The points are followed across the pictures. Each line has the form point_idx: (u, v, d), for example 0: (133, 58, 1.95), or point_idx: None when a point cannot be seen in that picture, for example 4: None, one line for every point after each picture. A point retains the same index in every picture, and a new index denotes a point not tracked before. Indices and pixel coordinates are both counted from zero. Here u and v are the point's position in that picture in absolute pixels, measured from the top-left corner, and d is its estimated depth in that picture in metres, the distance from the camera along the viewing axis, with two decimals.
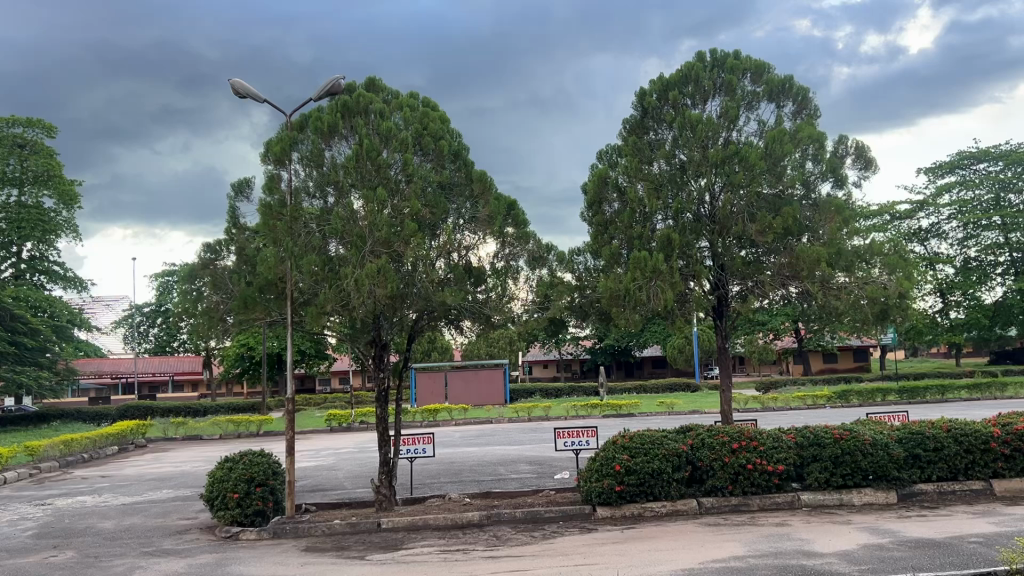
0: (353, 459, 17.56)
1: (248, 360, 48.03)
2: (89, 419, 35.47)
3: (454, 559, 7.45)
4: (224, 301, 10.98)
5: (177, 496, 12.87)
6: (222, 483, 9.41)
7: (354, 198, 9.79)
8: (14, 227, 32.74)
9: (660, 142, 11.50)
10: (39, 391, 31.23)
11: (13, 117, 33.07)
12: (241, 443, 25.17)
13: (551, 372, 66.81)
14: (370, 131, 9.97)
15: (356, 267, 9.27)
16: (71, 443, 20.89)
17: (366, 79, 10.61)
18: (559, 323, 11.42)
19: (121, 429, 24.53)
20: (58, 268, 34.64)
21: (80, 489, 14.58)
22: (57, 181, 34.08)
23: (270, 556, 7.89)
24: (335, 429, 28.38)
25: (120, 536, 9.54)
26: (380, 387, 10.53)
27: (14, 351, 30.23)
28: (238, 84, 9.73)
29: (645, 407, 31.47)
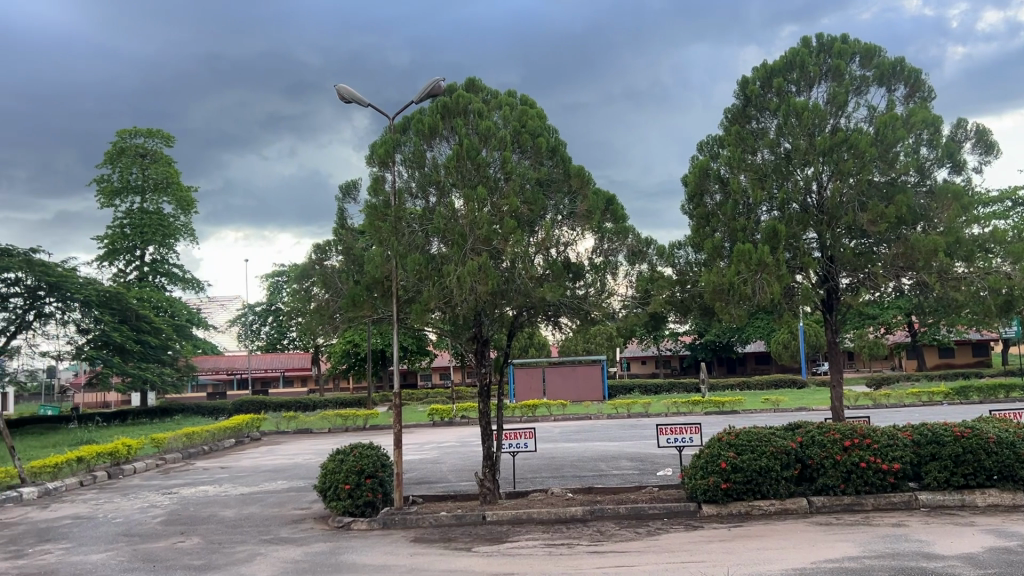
0: (455, 453, 17.90)
1: (354, 356, 49.53)
2: (208, 413, 37.34)
3: (560, 553, 7.51)
4: (333, 299, 11.36)
5: (292, 487, 13.43)
6: (334, 474, 9.76)
7: (455, 197, 9.98)
8: (137, 231, 34.77)
9: (763, 130, 11.24)
10: (163, 386, 33.06)
11: (135, 128, 35.20)
12: (348, 436, 26.00)
13: (650, 368, 66.10)
14: (470, 131, 10.12)
15: (458, 265, 9.46)
16: (193, 435, 22.06)
17: (466, 79, 10.77)
18: (659, 318, 11.21)
19: (237, 423, 25.74)
20: (177, 270, 36.55)
21: (202, 479, 15.40)
22: (175, 188, 35.89)
23: (380, 546, 8.14)
24: (438, 424, 28.96)
25: (241, 525, 10.01)
26: (482, 383, 10.66)
27: (140, 349, 32.06)
28: (344, 89, 10.08)
29: (748, 404, 30.75)
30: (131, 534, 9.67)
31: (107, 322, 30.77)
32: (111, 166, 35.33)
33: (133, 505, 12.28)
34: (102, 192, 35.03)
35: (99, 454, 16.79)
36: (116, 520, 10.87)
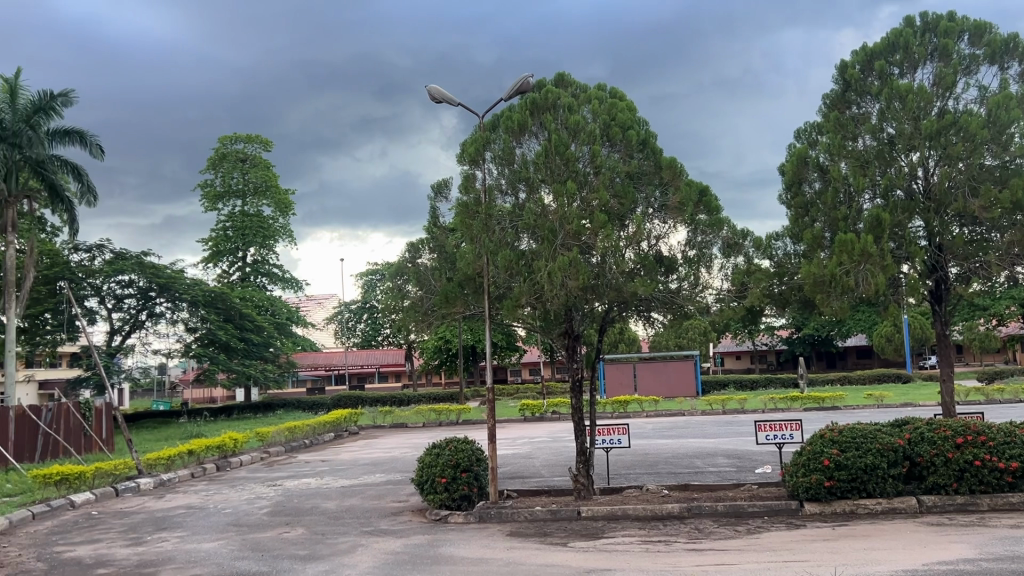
0: (548, 448, 17.92)
1: (446, 352, 50.30)
2: (307, 408, 38.57)
3: (657, 550, 7.42)
4: (427, 296, 11.54)
5: (389, 481, 13.75)
6: (431, 467, 9.92)
7: (545, 193, 10.00)
8: (239, 233, 36.18)
9: (864, 116, 10.83)
10: (265, 381, 34.35)
11: (236, 134, 36.56)
12: (443, 431, 26.44)
13: (745, 364, 64.69)
14: (559, 126, 10.09)
15: (549, 261, 9.48)
16: (295, 429, 22.84)
17: (555, 75, 10.75)
18: (756, 312, 10.94)
19: (336, 417, 26.48)
20: (278, 270, 37.83)
21: (305, 472, 15.94)
22: (274, 192, 37.09)
23: (477, 538, 8.25)
24: (529, 420, 29.11)
25: (342, 516, 10.31)
26: (575, 378, 10.62)
27: (243, 346, 33.37)
28: (434, 89, 10.23)
29: (850, 400, 29.70)
30: (240, 524, 10.09)
31: (213, 320, 32.19)
32: (214, 171, 36.87)
33: (240, 497, 12.80)
34: (206, 196, 36.60)
35: (208, 447, 17.56)
36: (225, 510, 11.36)
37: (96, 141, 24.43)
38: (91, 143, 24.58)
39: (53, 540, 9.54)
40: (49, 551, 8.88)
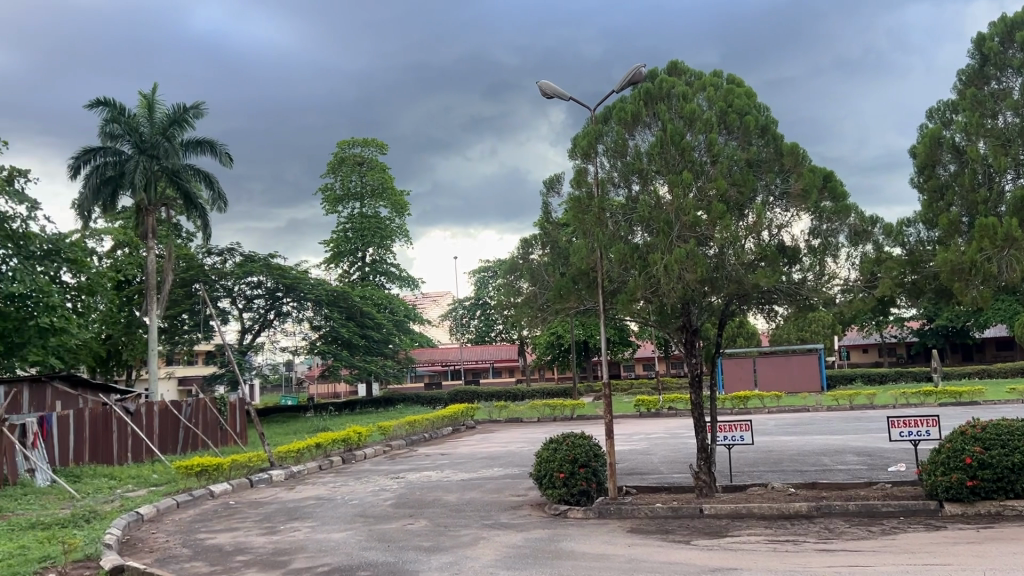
0: (666, 445, 17.68)
1: (560, 347, 50.47)
2: (426, 403, 39.44)
3: (785, 550, 7.19)
4: (541, 292, 11.58)
5: (507, 475, 13.91)
6: (549, 462, 9.96)
7: (660, 184, 9.83)
8: (359, 234, 37.42)
9: (1005, 91, 10.14)
10: (385, 376, 35.33)
11: (353, 138, 37.77)
12: (558, 426, 26.59)
13: (872, 357, 61.89)
14: (674, 116, 9.91)
15: (665, 254, 9.32)
16: (415, 423, 23.45)
17: (669, 64, 10.54)
18: (886, 303, 10.41)
19: (453, 412, 26.95)
20: (395, 269, 38.84)
21: (426, 465, 16.32)
22: (391, 193, 38.10)
23: (598, 534, 8.22)
24: (645, 415, 28.80)
25: (463, 509, 10.49)
26: (693, 373, 10.39)
27: (364, 343, 34.44)
28: (546, 85, 10.25)
29: (991, 394, 27.91)
30: (366, 515, 10.43)
31: (335, 318, 33.46)
32: (334, 175, 38.26)
33: (366, 488, 13.23)
34: (327, 200, 38.04)
35: (334, 441, 18.24)
36: (352, 502, 11.77)
37: (225, 151, 25.77)
38: (220, 152, 25.94)
39: (197, 528, 10.13)
40: (193, 537, 9.43)
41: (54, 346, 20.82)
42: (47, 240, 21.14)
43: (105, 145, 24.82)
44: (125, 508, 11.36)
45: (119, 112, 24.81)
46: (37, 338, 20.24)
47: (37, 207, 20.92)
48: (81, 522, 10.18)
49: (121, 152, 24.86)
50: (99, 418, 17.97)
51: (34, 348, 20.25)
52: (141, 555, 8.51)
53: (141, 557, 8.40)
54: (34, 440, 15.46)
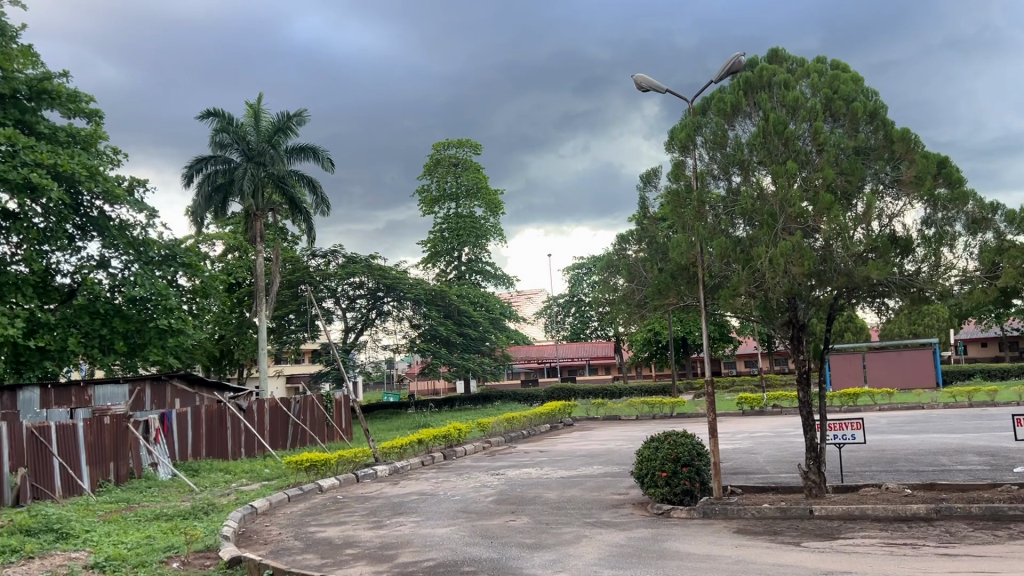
0: (772, 443, 17.19)
1: (657, 343, 49.90)
2: (523, 400, 39.62)
3: (902, 554, 6.88)
4: (639, 288, 11.43)
5: (608, 473, 13.82)
6: (650, 461, 9.84)
7: (762, 175, 9.58)
8: (455, 234, 37.92)
9: None
10: (482, 373, 35.67)
11: (448, 140, 38.26)
12: (657, 424, 26.26)
13: (992, 352, 58.58)
14: (775, 104, 9.62)
15: (770, 247, 9.07)
16: (513, 420, 23.61)
17: (769, 51, 10.22)
18: (1010, 294, 9.79)
19: (551, 409, 26.97)
20: (490, 267, 39.17)
21: (526, 462, 16.37)
22: (485, 193, 38.40)
23: (703, 535, 8.07)
24: (748, 413, 28.10)
25: (565, 507, 10.47)
26: (801, 369, 10.05)
27: (461, 340, 34.87)
28: (642, 78, 10.12)
29: None
30: (469, 511, 10.55)
31: (434, 317, 34.01)
32: (430, 176, 38.89)
33: (467, 485, 13.40)
34: (424, 201, 38.73)
35: (436, 437, 18.57)
36: (454, 497, 11.94)
37: (326, 156, 26.55)
38: (322, 158, 26.75)
39: (307, 521, 10.49)
40: (304, 531, 9.76)
41: (172, 347, 21.89)
42: (164, 245, 22.32)
43: (214, 154, 25.94)
44: (240, 502, 11.86)
45: (228, 122, 25.89)
46: (157, 338, 21.39)
47: (155, 214, 22.05)
48: (201, 514, 10.68)
49: (230, 159, 25.94)
50: (215, 416, 18.82)
51: (154, 348, 21.38)
52: (256, 547, 8.87)
53: (256, 549, 8.75)
54: (156, 435, 16.30)
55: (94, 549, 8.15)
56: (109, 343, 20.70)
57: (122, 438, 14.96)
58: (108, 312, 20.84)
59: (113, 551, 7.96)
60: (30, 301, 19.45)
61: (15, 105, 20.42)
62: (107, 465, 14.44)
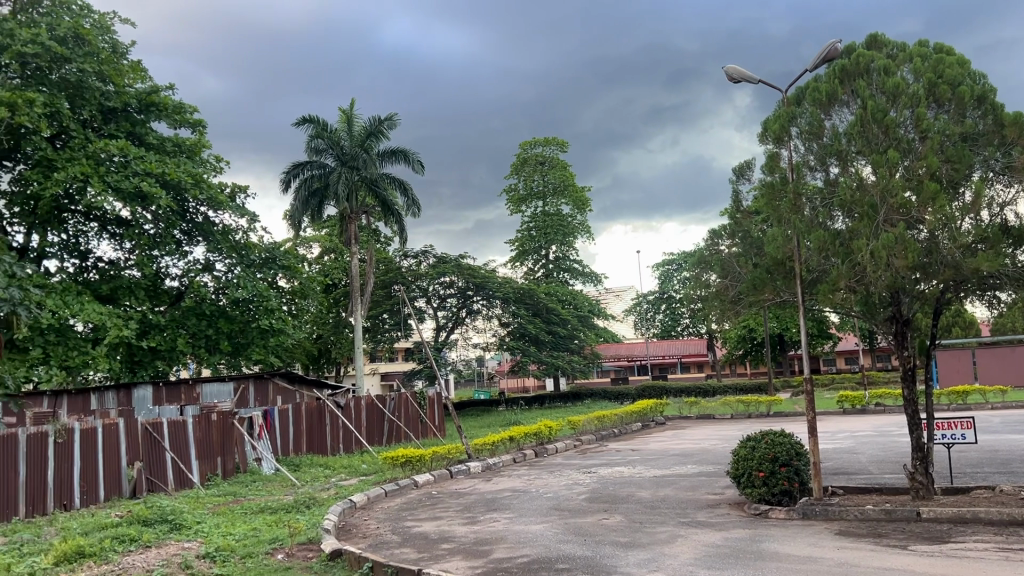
0: (875, 443, 16.58)
1: (751, 340, 48.79)
2: (614, 398, 39.41)
3: (1018, 560, 6.52)
4: (733, 284, 11.22)
5: (702, 472, 13.61)
6: (747, 460, 9.65)
7: (862, 165, 9.26)
8: (542, 233, 38.07)
9: None
10: (572, 372, 35.65)
11: (535, 138, 38.38)
12: (754, 423, 25.67)
13: None
14: (875, 91, 9.26)
15: (870, 240, 8.75)
16: (604, 419, 23.50)
17: (868, 37, 9.84)
18: None
19: (643, 407, 26.73)
20: (578, 265, 39.08)
21: (618, 460, 16.28)
22: (572, 190, 38.32)
23: (804, 536, 7.85)
24: (849, 412, 27.15)
25: (658, 506, 10.37)
26: (906, 365, 9.66)
27: (551, 338, 34.92)
28: (733, 69, 9.92)
29: None
30: (562, 509, 10.58)
31: (523, 316, 34.17)
32: (517, 175, 39.14)
33: (560, 482, 13.43)
34: (512, 200, 39.05)
35: (527, 434, 18.69)
36: (546, 495, 11.97)
37: (416, 157, 27.03)
38: (413, 160, 27.23)
39: (403, 516, 10.72)
40: (401, 526, 9.98)
41: (273, 346, 22.67)
42: (264, 248, 23.18)
43: (310, 159, 26.78)
44: (339, 496, 12.22)
45: (323, 128, 26.70)
46: (258, 338, 22.22)
47: (256, 219, 22.92)
48: (302, 508, 11.06)
49: (325, 164, 26.71)
50: (315, 412, 19.45)
51: (256, 348, 22.19)
52: (356, 540, 9.11)
53: (356, 542, 9.00)
54: (259, 431, 16.95)
55: (204, 540, 8.55)
56: (214, 343, 21.61)
57: (228, 433, 15.62)
58: (214, 313, 21.81)
59: (222, 541, 8.34)
60: (141, 303, 20.56)
61: (126, 118, 21.63)
62: (215, 460, 15.11)
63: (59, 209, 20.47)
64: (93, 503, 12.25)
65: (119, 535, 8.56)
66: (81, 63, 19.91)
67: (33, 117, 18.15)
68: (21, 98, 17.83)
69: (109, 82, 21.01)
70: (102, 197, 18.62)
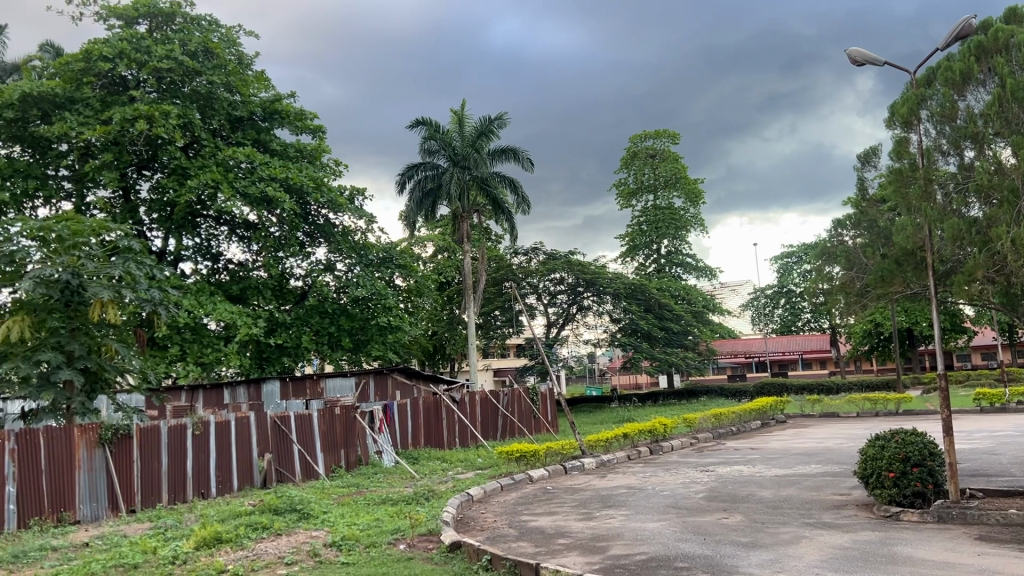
0: (1018, 444, 15.50)
1: (878, 335, 46.66)
2: (731, 395, 38.46)
3: None
4: (859, 276, 10.89)
5: (827, 472, 13.11)
6: (876, 460, 9.23)
7: (1000, 148, 8.69)
8: (653, 227, 37.63)
9: None
10: (687, 369, 35.03)
11: (645, 132, 37.94)
12: (882, 421, 24.49)
13: None
14: (1014, 68, 8.60)
15: (1011, 226, 8.17)
16: (720, 416, 23.00)
17: (1006, 11, 9.17)
18: None
19: (762, 405, 25.95)
20: (691, 259, 38.34)
21: (737, 459, 15.88)
22: (684, 182, 37.57)
23: (939, 540, 7.44)
24: (987, 411, 25.52)
25: (781, 506, 10.07)
26: None
27: (663, 335, 34.40)
28: (856, 52, 9.50)
29: None
30: (679, 507, 10.42)
31: (635, 311, 33.81)
32: (628, 170, 38.86)
33: (676, 480, 13.24)
34: (622, 195, 38.80)
35: (641, 431, 18.50)
36: (663, 493, 11.81)
37: (526, 155, 27.17)
38: (522, 158, 27.41)
39: (519, 510, 10.82)
40: (518, 519, 10.07)
41: (392, 343, 23.34)
42: (381, 249, 23.85)
43: (424, 160, 27.39)
44: (457, 489, 12.47)
45: (435, 129, 27.21)
46: (378, 335, 22.90)
47: (374, 220, 23.61)
48: (422, 500, 11.33)
49: (438, 164, 27.25)
50: (432, 406, 19.90)
51: (376, 345, 22.88)
52: (474, 532, 9.29)
53: (473, 534, 9.16)
54: (380, 425, 17.45)
55: (331, 529, 8.90)
56: (336, 339, 22.41)
57: (351, 427, 16.18)
58: (336, 311, 22.63)
59: (347, 531, 8.66)
60: (268, 302, 21.52)
61: (252, 127, 22.74)
62: (339, 452, 15.67)
63: (193, 214, 21.72)
64: (228, 492, 12.95)
65: (252, 522, 9.02)
66: (210, 76, 21.01)
67: (168, 128, 19.32)
68: (156, 111, 19.03)
69: (236, 93, 22.08)
70: (231, 202, 19.62)
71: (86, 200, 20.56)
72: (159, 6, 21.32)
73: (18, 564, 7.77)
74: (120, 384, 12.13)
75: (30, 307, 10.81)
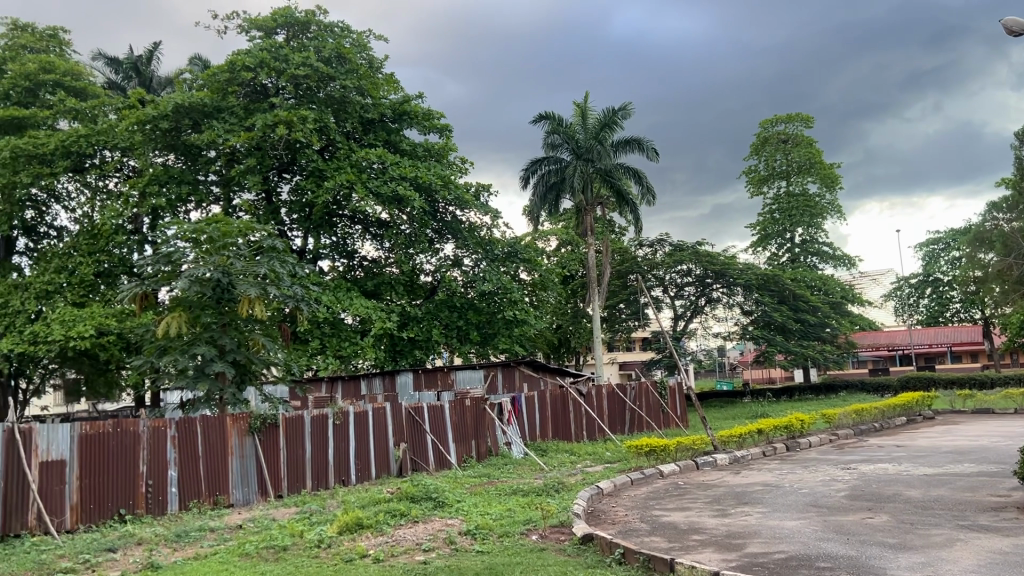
0: None
1: None
2: (873, 390, 36.63)
3: None
4: None
5: (981, 472, 12.27)
6: None
7: None
8: (786, 215, 36.28)
9: None
10: (824, 362, 33.60)
11: (776, 116, 36.67)
12: None
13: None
14: None
15: None
16: (862, 412, 21.94)
17: None
18: None
19: (907, 401, 24.54)
20: (827, 248, 36.72)
21: (881, 457, 15.12)
22: (819, 167, 35.98)
23: None
24: None
25: (931, 506, 9.53)
26: None
27: (799, 327, 33.10)
28: (1013, 21, 8.82)
29: None
30: (820, 505, 10.03)
31: (767, 303, 32.76)
32: (758, 156, 37.72)
33: (815, 477, 12.74)
34: (752, 182, 37.68)
35: (776, 427, 17.93)
36: (801, 491, 11.40)
37: (651, 146, 26.79)
38: (648, 148, 27.04)
39: (651, 504, 10.71)
40: (649, 514, 9.97)
41: (518, 336, 23.65)
42: (506, 243, 24.09)
43: (548, 154, 27.50)
44: (587, 482, 12.48)
45: (558, 123, 27.29)
46: (504, 329, 23.27)
47: (499, 216, 23.94)
48: (553, 491, 11.40)
49: (562, 157, 27.31)
50: (559, 399, 19.99)
51: (502, 338, 23.25)
52: (605, 526, 9.25)
53: (605, 528, 9.15)
54: (509, 417, 17.67)
55: (465, 518, 9.11)
56: (465, 333, 22.94)
57: (480, 419, 16.48)
58: (464, 305, 23.19)
59: (480, 520, 8.83)
60: (401, 297, 22.21)
61: (383, 128, 23.52)
62: (469, 443, 15.98)
63: (329, 214, 22.69)
64: (367, 480, 13.48)
65: (391, 509, 9.35)
66: (343, 80, 21.84)
67: (306, 132, 20.23)
68: (294, 116, 19.95)
69: (368, 96, 22.89)
70: (364, 202, 20.32)
71: (232, 202, 21.85)
72: (296, 15, 22.41)
73: (181, 542, 8.39)
74: (267, 376, 12.80)
75: (186, 305, 11.63)
